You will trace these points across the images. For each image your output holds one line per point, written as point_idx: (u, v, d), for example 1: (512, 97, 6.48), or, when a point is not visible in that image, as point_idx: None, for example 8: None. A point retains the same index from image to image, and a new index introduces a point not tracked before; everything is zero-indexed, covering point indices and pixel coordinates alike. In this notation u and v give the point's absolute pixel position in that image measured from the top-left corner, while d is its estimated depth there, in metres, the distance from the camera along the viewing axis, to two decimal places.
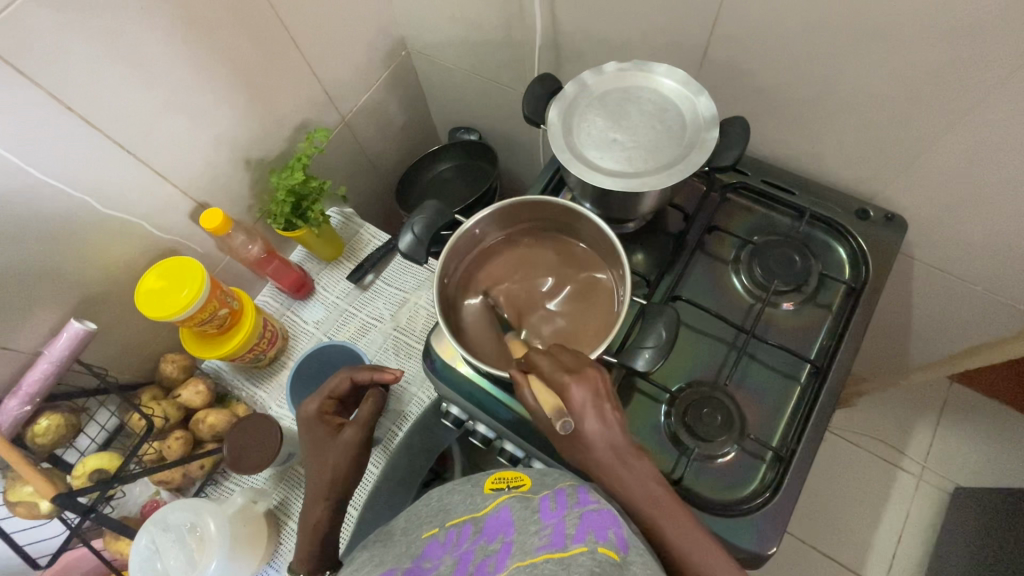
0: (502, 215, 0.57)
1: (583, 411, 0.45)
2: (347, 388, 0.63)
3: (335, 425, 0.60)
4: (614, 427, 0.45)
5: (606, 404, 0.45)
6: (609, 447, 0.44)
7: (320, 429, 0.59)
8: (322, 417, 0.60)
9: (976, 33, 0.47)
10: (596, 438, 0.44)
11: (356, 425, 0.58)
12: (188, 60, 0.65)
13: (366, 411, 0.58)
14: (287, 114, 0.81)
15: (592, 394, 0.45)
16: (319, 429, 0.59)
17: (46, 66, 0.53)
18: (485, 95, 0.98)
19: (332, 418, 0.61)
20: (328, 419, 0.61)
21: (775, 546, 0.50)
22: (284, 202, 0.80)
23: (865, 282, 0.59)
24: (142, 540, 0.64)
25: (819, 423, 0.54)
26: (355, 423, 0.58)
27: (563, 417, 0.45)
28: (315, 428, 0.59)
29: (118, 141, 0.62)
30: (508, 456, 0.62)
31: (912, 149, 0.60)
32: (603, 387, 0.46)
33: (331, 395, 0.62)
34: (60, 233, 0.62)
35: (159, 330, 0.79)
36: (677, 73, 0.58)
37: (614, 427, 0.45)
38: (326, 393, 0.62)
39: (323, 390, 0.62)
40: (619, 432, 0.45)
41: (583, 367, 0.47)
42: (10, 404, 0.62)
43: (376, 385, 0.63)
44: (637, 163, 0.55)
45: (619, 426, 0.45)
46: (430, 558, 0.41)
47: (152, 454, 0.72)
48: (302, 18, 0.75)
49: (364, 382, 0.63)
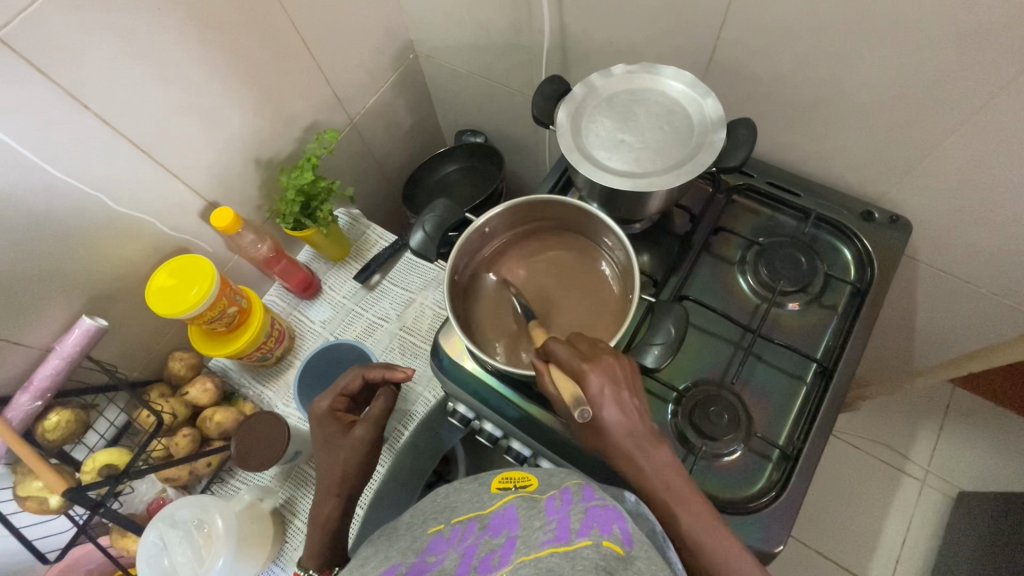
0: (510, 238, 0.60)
1: (602, 400, 0.46)
2: (359, 385, 0.62)
3: (346, 422, 0.61)
4: (631, 414, 0.46)
5: (622, 393, 0.46)
6: (625, 435, 0.46)
7: (332, 427, 0.60)
8: (334, 414, 0.61)
9: (979, 38, 0.48)
10: (613, 425, 0.46)
11: (367, 423, 0.58)
12: (202, 61, 0.65)
13: (377, 409, 0.59)
14: (297, 115, 0.82)
15: (608, 383, 0.46)
16: (331, 426, 0.60)
17: (63, 66, 0.54)
18: (491, 98, 0.99)
19: (343, 415, 0.61)
20: (339, 416, 0.61)
21: (782, 544, 0.50)
22: (293, 201, 0.80)
23: (870, 283, 0.60)
24: (149, 535, 0.64)
25: (825, 422, 0.54)
26: (366, 420, 0.58)
27: (582, 405, 0.46)
28: (326, 426, 0.60)
29: (131, 140, 0.63)
30: (515, 454, 0.63)
31: (917, 150, 0.60)
32: (622, 375, 0.47)
33: (343, 392, 0.62)
34: (73, 229, 0.62)
35: (168, 328, 0.79)
36: (684, 75, 0.59)
37: (631, 417, 0.46)
38: (338, 390, 0.62)
39: (335, 387, 0.62)
40: (637, 421, 0.46)
41: (600, 355, 0.47)
42: (21, 399, 0.63)
43: (387, 383, 0.63)
44: (644, 163, 0.56)
45: (635, 413, 0.46)
46: (435, 553, 0.41)
47: (160, 451, 0.73)
48: (313, 20, 0.76)
49: (376, 380, 0.62)
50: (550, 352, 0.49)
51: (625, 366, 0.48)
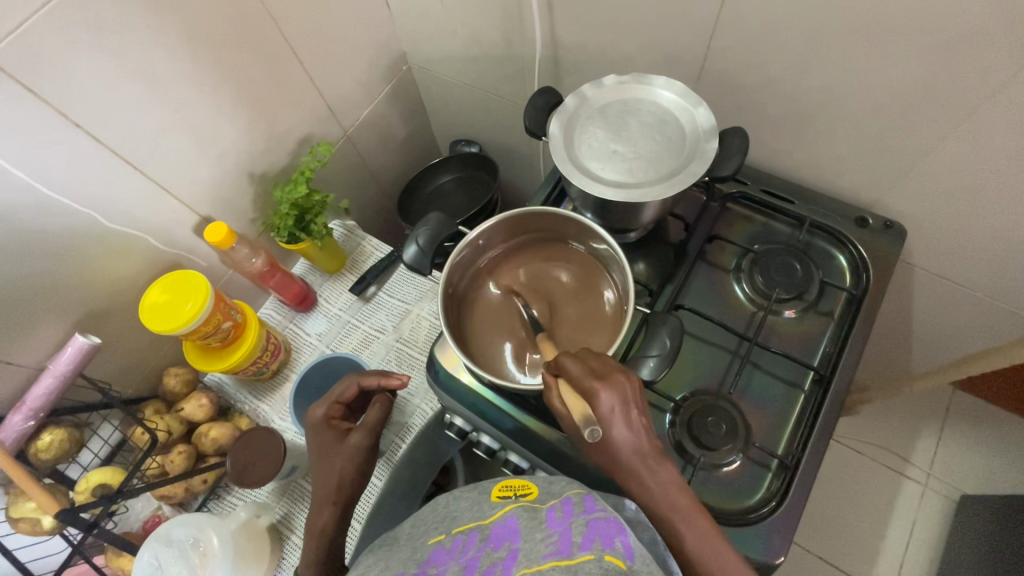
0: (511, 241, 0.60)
1: (610, 417, 0.45)
2: (354, 393, 0.63)
3: (342, 429, 0.60)
4: (639, 433, 0.46)
5: (631, 412, 0.46)
6: (630, 453, 0.46)
7: (328, 434, 0.59)
8: (329, 422, 0.61)
9: (967, 45, 0.48)
10: (620, 444, 0.46)
11: (364, 430, 0.58)
12: (194, 77, 0.66)
13: (374, 415, 0.59)
14: (291, 129, 0.82)
15: (617, 403, 0.46)
16: (326, 434, 0.59)
17: (53, 86, 0.54)
18: (485, 108, 0.99)
19: (339, 422, 0.61)
20: (335, 423, 0.61)
21: (782, 556, 0.50)
22: (287, 215, 0.80)
23: (865, 289, 0.60)
24: (145, 556, 0.64)
25: (824, 431, 0.54)
26: (363, 427, 0.59)
27: (592, 424, 0.47)
28: (322, 433, 0.59)
29: (125, 157, 0.63)
30: (512, 467, 0.61)
31: (909, 156, 0.60)
32: (632, 395, 0.46)
33: (339, 400, 0.62)
34: (65, 247, 0.62)
35: (163, 343, 0.79)
36: (675, 85, 0.59)
37: (637, 435, 0.46)
38: (334, 398, 0.62)
39: (329, 395, 0.62)
40: (643, 439, 0.46)
41: (611, 372, 0.47)
42: (14, 419, 0.62)
43: (382, 390, 0.64)
44: (638, 174, 0.56)
45: (643, 432, 0.46)
46: (436, 564, 0.39)
47: (154, 469, 0.72)
48: (305, 35, 0.76)
49: (371, 387, 0.63)
50: (561, 368, 0.48)
51: (636, 386, 0.47)
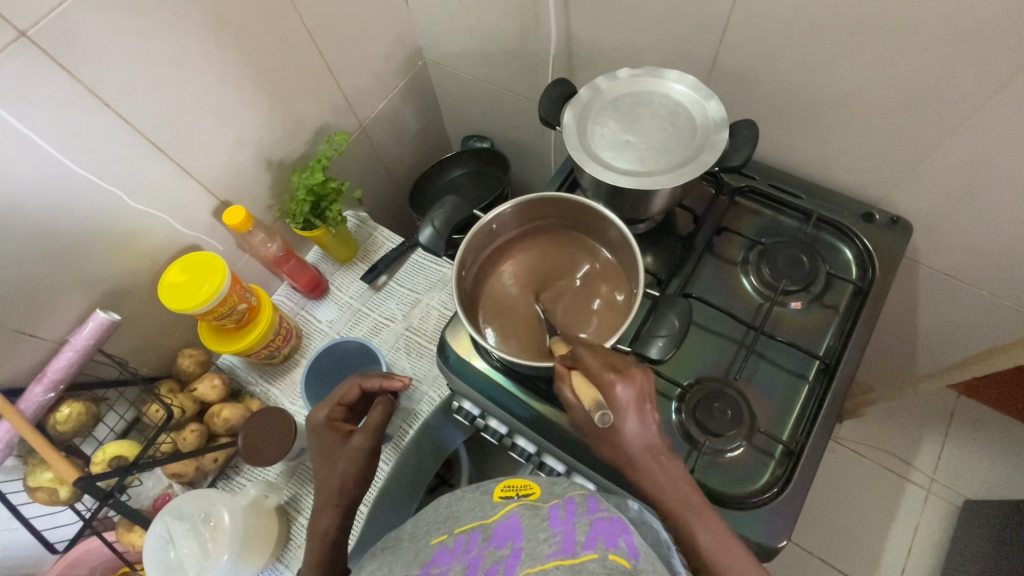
0: (531, 247, 0.62)
1: (625, 410, 0.46)
2: (356, 394, 0.65)
3: (343, 432, 0.61)
4: (650, 428, 0.47)
5: (645, 407, 0.47)
6: (642, 447, 0.46)
7: (329, 436, 0.60)
8: (331, 423, 0.62)
9: (973, 42, 0.50)
10: (632, 437, 0.46)
11: (365, 432, 0.59)
12: (218, 63, 0.67)
13: (376, 418, 0.60)
14: (309, 118, 0.84)
15: (633, 397, 0.46)
16: (328, 436, 0.60)
17: (85, 66, 0.56)
18: (498, 104, 1.01)
19: (340, 425, 0.62)
20: (337, 425, 0.62)
21: (786, 539, 0.50)
22: (302, 201, 0.82)
23: (871, 282, 0.61)
24: (156, 528, 0.65)
25: (828, 419, 0.55)
26: (365, 429, 0.59)
27: (604, 408, 0.45)
28: (325, 435, 0.61)
29: (150, 140, 0.65)
30: (520, 451, 0.63)
31: (917, 153, 0.61)
32: (647, 388, 0.47)
33: (340, 402, 0.64)
34: (89, 225, 0.63)
35: (178, 325, 0.80)
36: (688, 78, 0.61)
37: (650, 430, 0.47)
38: (336, 400, 0.63)
39: (332, 398, 0.63)
40: (654, 434, 0.47)
41: (627, 367, 0.48)
42: (35, 390, 0.64)
43: (383, 392, 0.67)
44: (649, 163, 0.57)
45: (653, 427, 0.47)
46: (439, 565, 0.38)
47: (167, 445, 0.73)
48: (325, 26, 0.78)
49: (373, 389, 0.66)
50: (577, 359, 0.49)
51: (650, 380, 0.48)
